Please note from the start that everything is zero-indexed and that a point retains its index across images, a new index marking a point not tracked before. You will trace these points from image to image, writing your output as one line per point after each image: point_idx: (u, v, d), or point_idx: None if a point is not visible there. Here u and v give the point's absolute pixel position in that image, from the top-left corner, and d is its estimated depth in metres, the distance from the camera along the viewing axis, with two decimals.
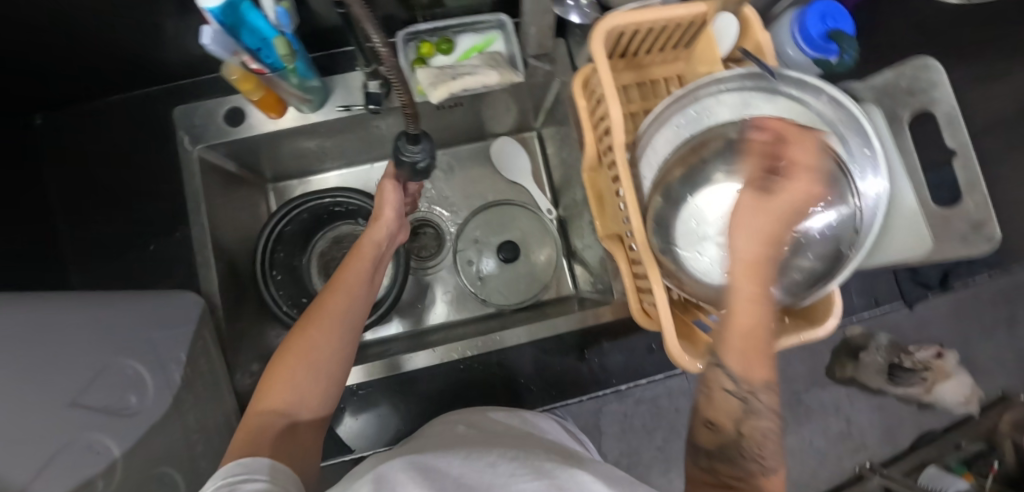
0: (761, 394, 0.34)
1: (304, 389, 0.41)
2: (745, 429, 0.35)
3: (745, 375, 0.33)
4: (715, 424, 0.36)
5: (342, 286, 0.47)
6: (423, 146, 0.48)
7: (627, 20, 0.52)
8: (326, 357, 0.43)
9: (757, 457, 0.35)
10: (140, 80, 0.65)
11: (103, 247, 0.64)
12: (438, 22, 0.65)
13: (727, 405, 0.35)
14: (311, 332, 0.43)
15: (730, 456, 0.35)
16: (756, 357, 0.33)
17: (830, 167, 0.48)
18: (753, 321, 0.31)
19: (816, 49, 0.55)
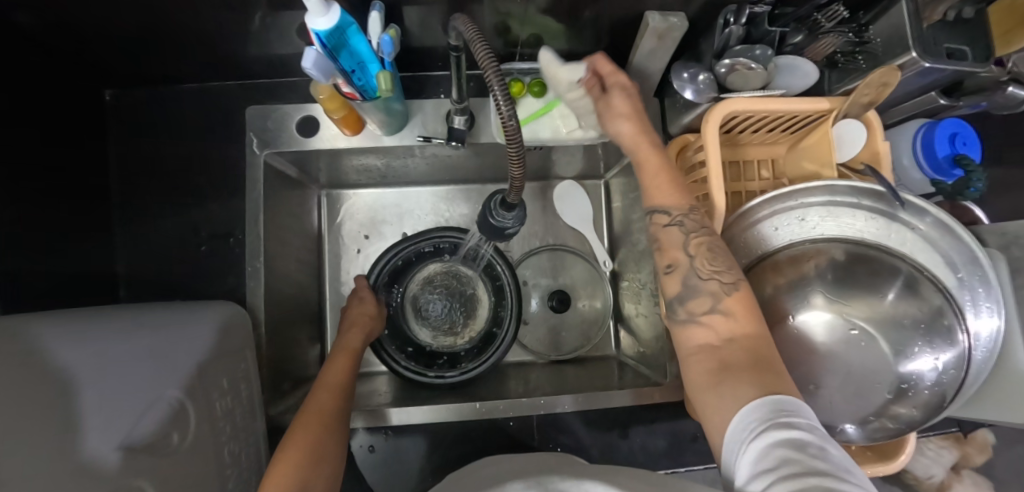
0: (686, 212, 0.45)
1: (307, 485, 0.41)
2: (692, 247, 0.44)
3: (670, 205, 0.46)
4: (674, 265, 0.44)
5: (327, 391, 0.52)
6: (516, 214, 0.45)
7: (749, 108, 0.50)
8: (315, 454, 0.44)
9: (713, 274, 0.42)
10: (219, 73, 0.62)
11: (156, 238, 0.63)
12: (536, 63, 0.62)
13: (673, 241, 0.45)
14: (302, 432, 0.45)
15: (689, 280, 0.42)
16: (665, 180, 0.48)
17: (938, 305, 0.44)
18: (652, 166, 0.49)
19: (937, 170, 0.53)
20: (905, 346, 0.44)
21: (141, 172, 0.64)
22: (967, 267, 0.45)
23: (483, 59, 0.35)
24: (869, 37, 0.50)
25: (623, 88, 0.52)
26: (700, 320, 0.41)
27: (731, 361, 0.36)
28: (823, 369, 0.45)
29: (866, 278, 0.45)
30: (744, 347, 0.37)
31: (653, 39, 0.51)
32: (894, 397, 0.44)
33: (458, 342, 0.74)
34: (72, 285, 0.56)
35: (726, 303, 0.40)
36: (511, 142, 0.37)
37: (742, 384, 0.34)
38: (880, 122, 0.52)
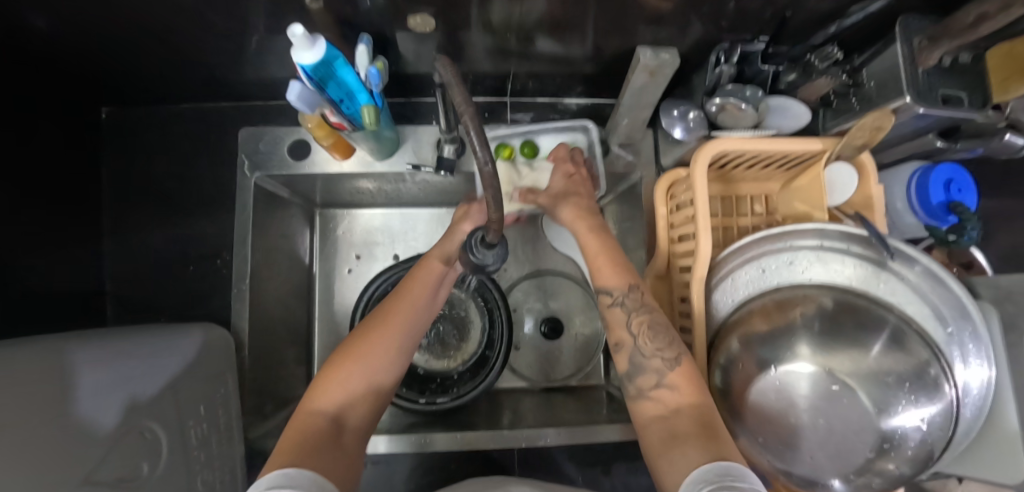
0: (628, 290, 0.47)
1: (354, 390, 0.44)
2: (634, 326, 0.45)
3: (613, 285, 0.48)
4: (620, 344, 0.46)
5: (408, 295, 0.51)
6: (498, 251, 0.44)
7: (739, 145, 0.50)
8: (376, 365, 0.46)
9: (655, 352, 0.44)
10: (216, 96, 0.63)
11: (145, 257, 0.64)
12: (517, 127, 0.62)
13: (617, 321, 0.47)
14: (376, 333, 0.47)
15: (636, 360, 0.44)
16: (607, 261, 0.49)
17: (926, 360, 0.43)
18: (601, 248, 0.50)
19: (932, 216, 0.52)
20: (889, 404, 0.42)
21: (134, 190, 0.64)
22: (956, 320, 0.44)
23: (459, 101, 0.34)
24: (863, 79, 0.49)
25: (569, 175, 0.57)
26: (649, 395, 0.43)
27: (676, 429, 0.38)
28: (800, 421, 0.44)
29: (853, 330, 0.44)
30: (688, 418, 0.39)
31: (644, 75, 0.51)
32: (876, 455, 0.43)
33: (452, 365, 0.74)
34: (59, 302, 0.56)
35: (670, 377, 0.42)
36: (488, 185, 0.35)
37: (689, 448, 0.35)
38: (873, 165, 0.51)
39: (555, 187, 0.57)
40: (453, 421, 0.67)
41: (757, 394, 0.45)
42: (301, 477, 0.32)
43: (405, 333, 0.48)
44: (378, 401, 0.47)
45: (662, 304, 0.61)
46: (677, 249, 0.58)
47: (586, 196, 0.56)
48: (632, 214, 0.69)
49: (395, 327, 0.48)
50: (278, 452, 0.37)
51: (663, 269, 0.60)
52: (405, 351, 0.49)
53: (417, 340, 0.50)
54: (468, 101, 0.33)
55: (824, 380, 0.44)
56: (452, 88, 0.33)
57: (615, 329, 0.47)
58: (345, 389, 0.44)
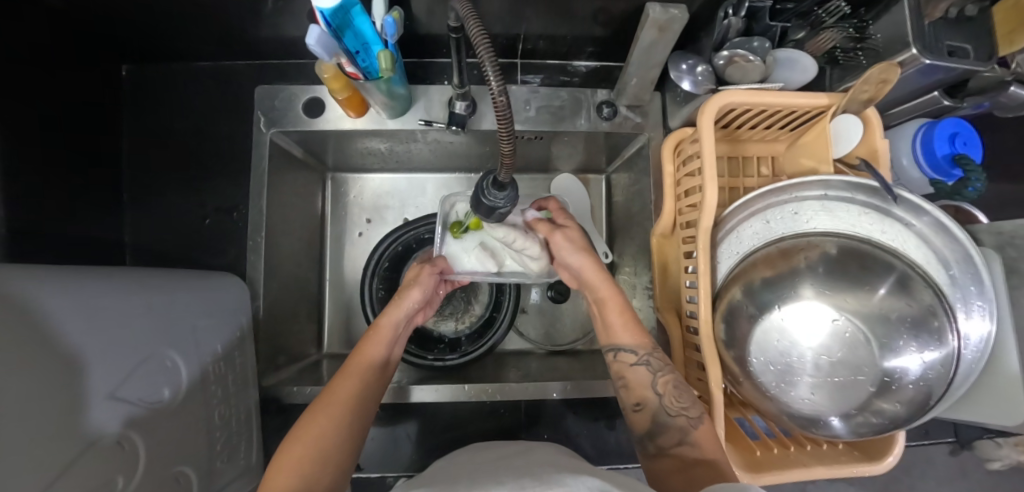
0: (650, 351, 0.50)
1: (311, 476, 0.40)
2: (659, 386, 0.49)
3: (635, 344, 0.51)
4: (643, 403, 0.50)
5: (355, 371, 0.50)
6: (508, 194, 0.45)
7: (743, 100, 0.51)
8: (333, 443, 0.43)
9: (680, 411, 0.47)
10: (233, 54, 0.65)
11: (162, 210, 0.65)
12: None
13: (641, 380, 0.50)
14: (323, 414, 0.44)
15: (660, 419, 0.48)
16: (621, 318, 0.52)
17: (930, 303, 0.43)
18: (621, 305, 0.52)
19: (936, 170, 0.53)
20: (891, 339, 0.43)
21: (153, 145, 0.66)
22: (960, 264, 0.44)
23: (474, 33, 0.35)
24: (870, 33, 0.49)
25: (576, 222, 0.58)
26: (670, 452, 0.47)
27: (695, 478, 0.42)
28: (803, 359, 0.45)
29: (856, 276, 0.45)
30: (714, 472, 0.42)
31: (653, 31, 0.51)
32: (877, 391, 0.44)
33: (459, 327, 0.75)
34: (80, 247, 0.58)
35: (695, 435, 0.46)
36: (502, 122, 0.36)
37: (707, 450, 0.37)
38: (880, 120, 0.51)
39: (569, 232, 0.55)
40: (460, 377, 0.69)
41: (761, 354, 0.46)
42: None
43: (355, 404, 0.47)
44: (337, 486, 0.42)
45: (667, 261, 0.62)
46: (683, 206, 0.59)
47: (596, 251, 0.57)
48: (640, 177, 0.70)
49: (343, 401, 0.46)
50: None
51: (669, 228, 0.61)
52: (357, 429, 0.46)
53: (367, 417, 0.48)
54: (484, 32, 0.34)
55: (819, 323, 0.45)
56: (467, 20, 0.34)
57: (642, 396, 0.50)
58: (300, 473, 0.40)
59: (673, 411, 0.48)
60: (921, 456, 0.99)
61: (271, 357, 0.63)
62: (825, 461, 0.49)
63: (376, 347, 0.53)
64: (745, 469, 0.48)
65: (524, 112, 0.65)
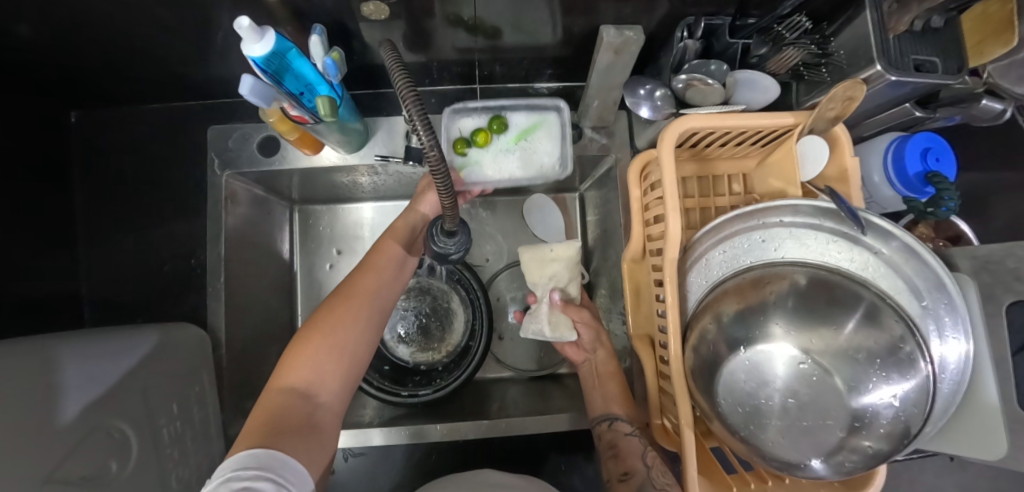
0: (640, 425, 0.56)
1: (324, 366, 0.44)
2: (649, 459, 0.52)
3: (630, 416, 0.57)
4: (630, 474, 0.51)
5: (374, 268, 0.52)
6: (459, 238, 0.44)
7: (705, 123, 0.49)
8: (348, 338, 0.46)
9: (664, 486, 0.49)
10: (183, 95, 0.62)
11: (121, 260, 0.64)
12: (490, 102, 0.58)
13: (632, 452, 0.53)
14: (337, 311, 0.47)
15: (644, 490, 0.49)
16: (616, 391, 0.59)
17: (902, 335, 0.40)
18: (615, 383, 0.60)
19: (908, 187, 0.50)
20: (860, 381, 0.40)
21: (109, 194, 0.64)
22: (932, 294, 0.42)
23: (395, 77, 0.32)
24: (832, 48, 0.48)
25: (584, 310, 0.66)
26: None
27: None
28: (771, 402, 0.42)
29: (826, 307, 0.41)
30: None
31: (609, 54, 0.48)
32: (849, 434, 0.41)
33: (436, 357, 0.73)
34: (34, 306, 0.57)
35: None
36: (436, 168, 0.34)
37: None
38: (848, 137, 0.48)
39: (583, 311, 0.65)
40: (436, 411, 0.67)
41: (728, 394, 0.43)
42: (267, 458, 0.34)
43: (373, 300, 0.49)
44: (350, 377, 0.46)
45: (639, 287, 0.60)
46: (651, 231, 0.57)
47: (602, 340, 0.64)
48: (610, 198, 0.68)
49: (361, 296, 0.49)
50: (248, 432, 0.38)
51: (639, 253, 0.59)
52: (374, 325, 0.49)
53: (386, 312, 0.51)
54: (402, 73, 0.32)
55: (777, 356, 0.42)
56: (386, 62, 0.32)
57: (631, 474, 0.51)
58: (313, 365, 0.43)
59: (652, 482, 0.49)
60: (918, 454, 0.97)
61: (237, 406, 0.61)
62: None
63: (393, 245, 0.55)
64: None
65: None
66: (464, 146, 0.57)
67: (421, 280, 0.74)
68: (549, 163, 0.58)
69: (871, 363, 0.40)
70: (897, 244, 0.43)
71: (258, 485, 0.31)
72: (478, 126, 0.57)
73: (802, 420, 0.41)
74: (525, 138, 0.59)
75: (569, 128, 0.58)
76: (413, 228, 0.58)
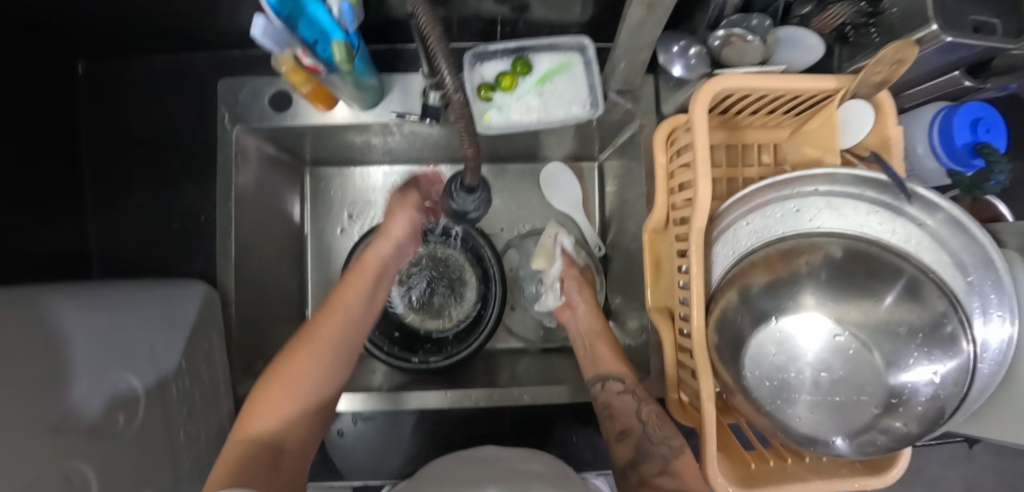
0: (634, 383, 0.57)
1: (288, 424, 0.45)
2: (645, 414, 0.53)
3: (624, 375, 0.57)
4: (627, 432, 0.53)
5: (338, 307, 0.53)
6: (478, 196, 0.42)
7: (741, 85, 0.46)
8: (308, 392, 0.47)
9: (663, 439, 0.51)
10: (191, 46, 0.60)
11: (130, 217, 0.63)
12: (514, 44, 0.58)
13: (627, 408, 0.54)
14: (301, 356, 0.48)
15: (642, 447, 0.51)
16: (608, 352, 0.61)
17: (945, 312, 0.38)
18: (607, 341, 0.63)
19: (954, 160, 0.48)
20: (899, 357, 0.38)
21: (118, 150, 0.63)
22: (978, 269, 0.40)
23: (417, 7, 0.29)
24: (885, 7, 0.44)
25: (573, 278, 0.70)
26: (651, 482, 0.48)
27: None
28: (802, 375, 0.40)
29: (864, 281, 0.39)
30: None
31: (641, 9, 0.42)
32: (883, 412, 0.39)
33: (446, 326, 0.72)
34: (42, 260, 0.56)
35: (675, 464, 0.49)
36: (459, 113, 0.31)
37: None
38: (893, 104, 0.46)
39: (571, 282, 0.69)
40: (446, 379, 0.67)
41: (755, 368, 0.42)
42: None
43: (334, 348, 0.50)
44: (314, 427, 0.48)
45: (660, 258, 0.58)
46: (676, 201, 0.55)
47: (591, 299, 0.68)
48: (632, 167, 0.66)
49: (324, 342, 0.50)
50: (218, 476, 0.38)
51: (662, 224, 0.57)
52: (337, 370, 0.51)
53: (350, 354, 0.53)
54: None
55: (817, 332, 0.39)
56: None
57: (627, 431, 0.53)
58: (280, 414, 0.45)
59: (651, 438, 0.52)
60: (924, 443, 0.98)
61: (246, 367, 0.61)
62: (824, 476, 0.46)
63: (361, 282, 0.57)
64: (738, 484, 0.45)
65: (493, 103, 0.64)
66: (489, 91, 0.58)
67: (433, 247, 0.73)
68: (574, 106, 0.59)
69: (911, 342, 0.38)
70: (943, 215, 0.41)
71: None
72: (503, 70, 0.57)
73: (834, 395, 0.40)
74: (548, 81, 0.59)
75: (596, 68, 0.57)
76: (382, 261, 0.58)
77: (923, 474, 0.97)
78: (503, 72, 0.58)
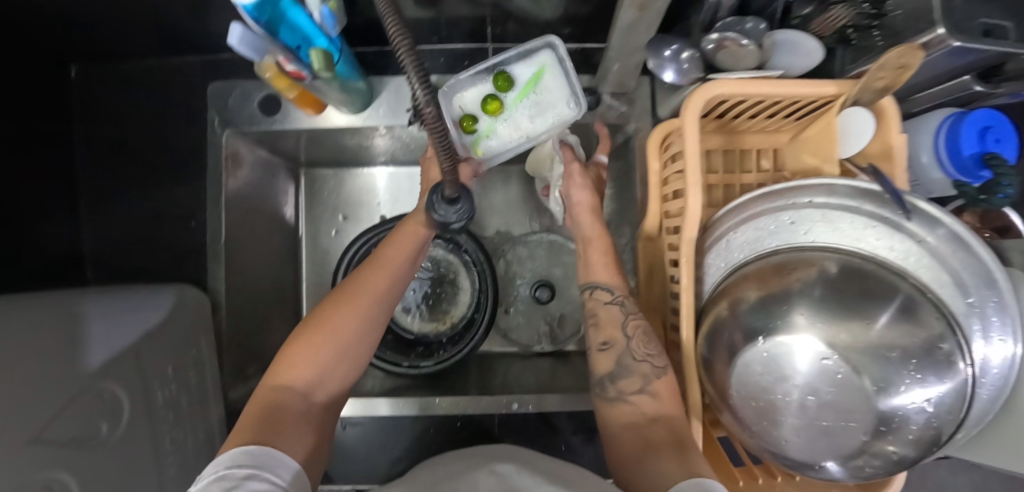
0: (624, 295, 0.52)
1: (323, 365, 0.41)
2: (629, 329, 0.48)
3: (613, 285, 0.52)
4: (611, 342, 0.48)
5: (386, 265, 0.48)
6: (460, 207, 0.41)
7: (734, 91, 0.44)
8: (352, 340, 0.43)
9: (645, 357, 0.46)
10: (181, 49, 0.59)
11: (120, 221, 0.63)
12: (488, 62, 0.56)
13: (611, 320, 0.49)
14: (344, 309, 0.43)
15: (623, 361, 0.46)
16: (602, 258, 0.55)
17: (941, 335, 0.37)
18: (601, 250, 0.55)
19: (961, 172, 0.45)
20: (891, 382, 0.36)
21: (113, 154, 0.63)
22: (981, 290, 0.38)
23: None
24: (889, 8, 0.41)
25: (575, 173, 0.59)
26: (628, 399, 0.44)
27: (652, 438, 0.39)
28: (789, 397, 0.39)
29: (858, 300, 0.38)
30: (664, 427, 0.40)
31: (632, 12, 0.40)
32: (873, 437, 0.37)
33: (440, 329, 0.73)
34: (36, 264, 0.56)
35: (655, 385, 0.44)
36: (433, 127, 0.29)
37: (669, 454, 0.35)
38: (896, 112, 0.43)
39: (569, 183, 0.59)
40: (438, 383, 0.66)
41: (739, 388, 0.41)
42: (262, 454, 0.31)
43: (379, 305, 0.46)
44: (347, 381, 0.44)
45: (653, 266, 0.57)
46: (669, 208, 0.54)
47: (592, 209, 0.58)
48: (627, 171, 0.64)
49: (369, 300, 0.45)
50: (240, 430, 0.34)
51: (655, 232, 0.56)
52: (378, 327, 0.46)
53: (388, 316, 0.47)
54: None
55: (805, 351, 0.38)
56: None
57: (609, 338, 0.49)
58: (316, 359, 0.40)
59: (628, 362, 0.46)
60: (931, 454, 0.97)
61: (237, 370, 0.61)
62: None
63: (410, 244, 0.51)
64: None
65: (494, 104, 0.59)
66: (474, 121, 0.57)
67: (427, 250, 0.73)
68: (561, 105, 0.57)
69: (904, 369, 0.36)
70: (947, 233, 0.39)
71: (254, 482, 0.28)
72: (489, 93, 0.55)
73: (823, 419, 0.38)
74: (531, 90, 0.57)
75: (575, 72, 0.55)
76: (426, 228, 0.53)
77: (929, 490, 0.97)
78: (486, 96, 0.56)
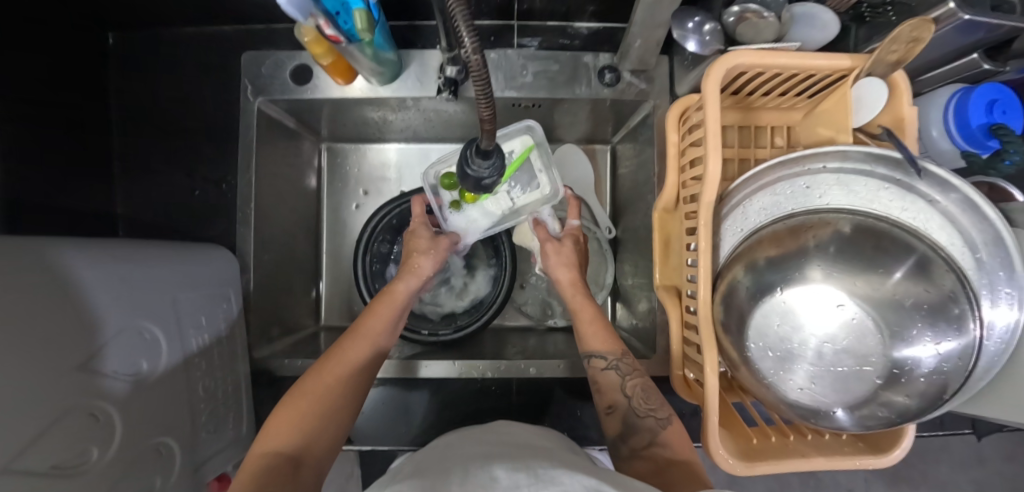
0: (619, 357, 0.55)
1: (311, 430, 0.42)
2: (629, 389, 0.52)
3: (606, 351, 0.55)
4: (615, 406, 0.52)
5: (365, 333, 0.52)
6: (493, 162, 0.42)
7: (753, 62, 0.46)
8: (335, 403, 0.45)
9: (649, 411, 0.50)
10: (218, 18, 0.61)
11: (152, 184, 0.65)
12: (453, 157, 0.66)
13: (611, 383, 0.53)
14: (326, 376, 0.46)
15: (630, 419, 0.50)
16: (595, 328, 0.58)
17: (953, 289, 0.38)
18: (590, 316, 0.59)
19: (970, 142, 0.48)
20: (903, 328, 0.38)
21: (146, 119, 0.65)
22: (989, 248, 0.40)
23: None
24: None
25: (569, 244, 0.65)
26: (642, 452, 0.48)
27: (673, 478, 0.43)
28: (806, 347, 0.40)
29: (875, 256, 0.39)
30: (682, 471, 0.44)
31: None
32: (885, 384, 0.39)
33: (456, 302, 0.74)
34: (71, 220, 0.58)
35: (664, 435, 0.48)
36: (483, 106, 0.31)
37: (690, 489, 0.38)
38: (908, 85, 0.45)
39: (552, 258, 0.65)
40: (456, 351, 0.68)
41: (757, 341, 0.42)
42: None
43: (359, 368, 0.49)
44: (336, 443, 0.44)
45: (669, 236, 0.59)
46: (686, 179, 0.55)
47: (580, 287, 0.62)
48: (643, 149, 0.66)
49: (349, 363, 0.49)
50: None
51: (672, 203, 0.58)
52: (361, 391, 0.48)
53: (371, 381, 0.50)
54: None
55: (830, 304, 0.40)
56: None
57: (614, 403, 0.52)
58: (304, 425, 0.42)
59: (636, 413, 0.51)
60: (935, 444, 0.98)
61: (262, 332, 0.63)
62: (827, 453, 0.46)
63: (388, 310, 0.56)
64: (738, 457, 0.45)
65: (520, 77, 0.61)
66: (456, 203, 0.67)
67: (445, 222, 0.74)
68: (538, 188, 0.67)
69: (918, 322, 0.38)
70: (960, 195, 0.40)
71: None
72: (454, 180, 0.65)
73: (839, 371, 0.40)
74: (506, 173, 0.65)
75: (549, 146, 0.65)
76: (406, 296, 0.59)
77: (933, 479, 0.98)
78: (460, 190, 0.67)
